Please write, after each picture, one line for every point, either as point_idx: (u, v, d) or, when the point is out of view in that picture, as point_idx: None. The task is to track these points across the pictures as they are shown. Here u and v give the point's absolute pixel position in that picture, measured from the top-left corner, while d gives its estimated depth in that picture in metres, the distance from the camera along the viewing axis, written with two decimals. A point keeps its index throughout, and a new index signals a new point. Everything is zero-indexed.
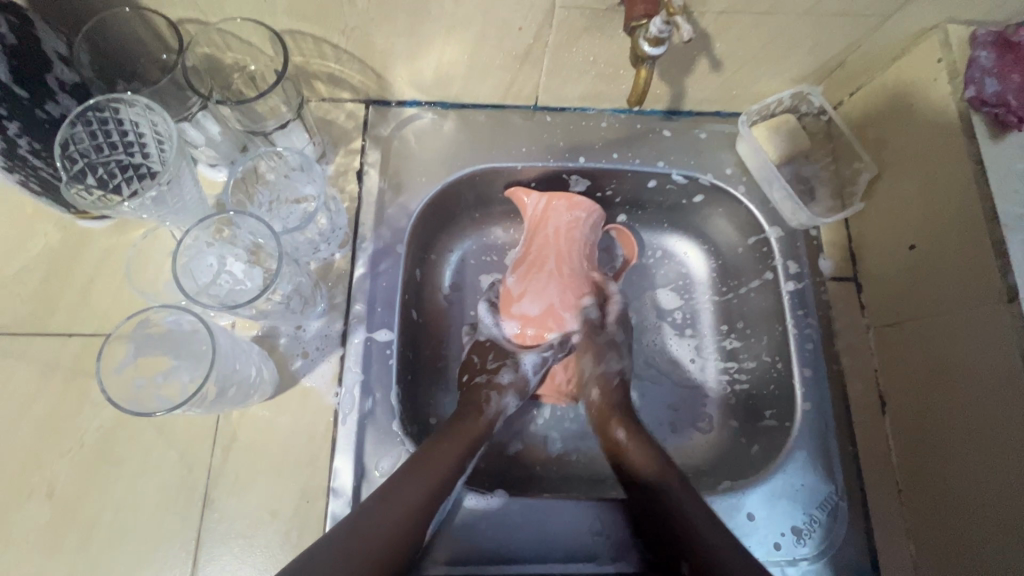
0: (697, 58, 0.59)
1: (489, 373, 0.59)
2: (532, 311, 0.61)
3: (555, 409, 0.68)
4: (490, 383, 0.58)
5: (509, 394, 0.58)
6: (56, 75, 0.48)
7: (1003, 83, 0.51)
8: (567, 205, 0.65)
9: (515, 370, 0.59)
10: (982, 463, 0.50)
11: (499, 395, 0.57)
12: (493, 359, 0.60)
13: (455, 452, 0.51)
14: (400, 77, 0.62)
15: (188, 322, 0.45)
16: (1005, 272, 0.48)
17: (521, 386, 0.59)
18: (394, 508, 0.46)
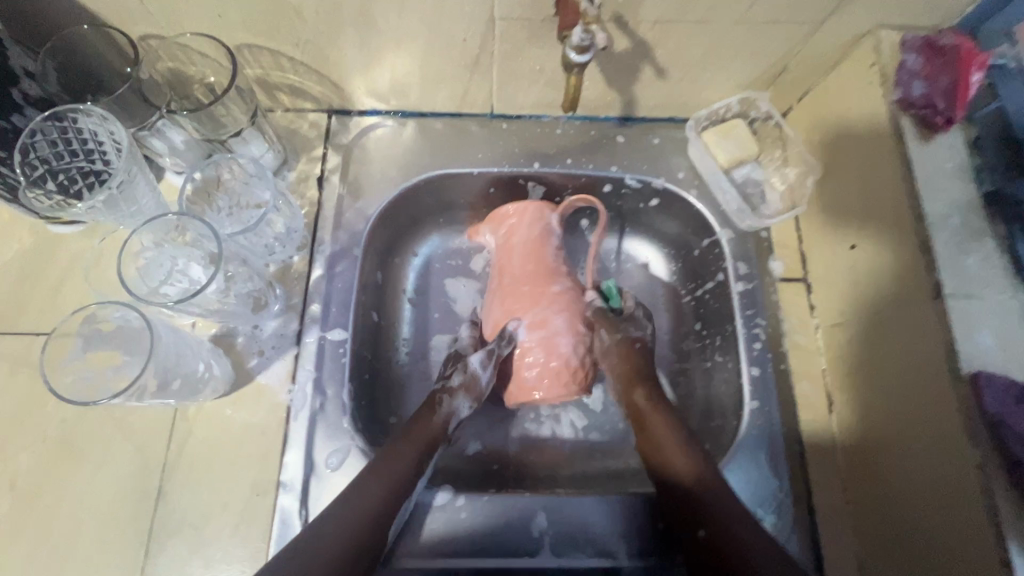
0: (640, 67, 0.61)
1: (443, 380, 0.60)
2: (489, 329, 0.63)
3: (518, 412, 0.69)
4: (442, 387, 0.59)
5: (460, 396, 0.58)
6: (22, 89, 0.53)
7: (931, 85, 0.53)
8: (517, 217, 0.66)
9: (465, 371, 0.59)
10: (912, 459, 0.50)
11: (450, 397, 0.58)
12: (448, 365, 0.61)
13: (414, 459, 0.53)
14: (358, 88, 0.65)
15: (133, 319, 0.48)
16: (931, 269, 0.49)
17: (473, 386, 0.58)
18: (342, 516, 0.47)
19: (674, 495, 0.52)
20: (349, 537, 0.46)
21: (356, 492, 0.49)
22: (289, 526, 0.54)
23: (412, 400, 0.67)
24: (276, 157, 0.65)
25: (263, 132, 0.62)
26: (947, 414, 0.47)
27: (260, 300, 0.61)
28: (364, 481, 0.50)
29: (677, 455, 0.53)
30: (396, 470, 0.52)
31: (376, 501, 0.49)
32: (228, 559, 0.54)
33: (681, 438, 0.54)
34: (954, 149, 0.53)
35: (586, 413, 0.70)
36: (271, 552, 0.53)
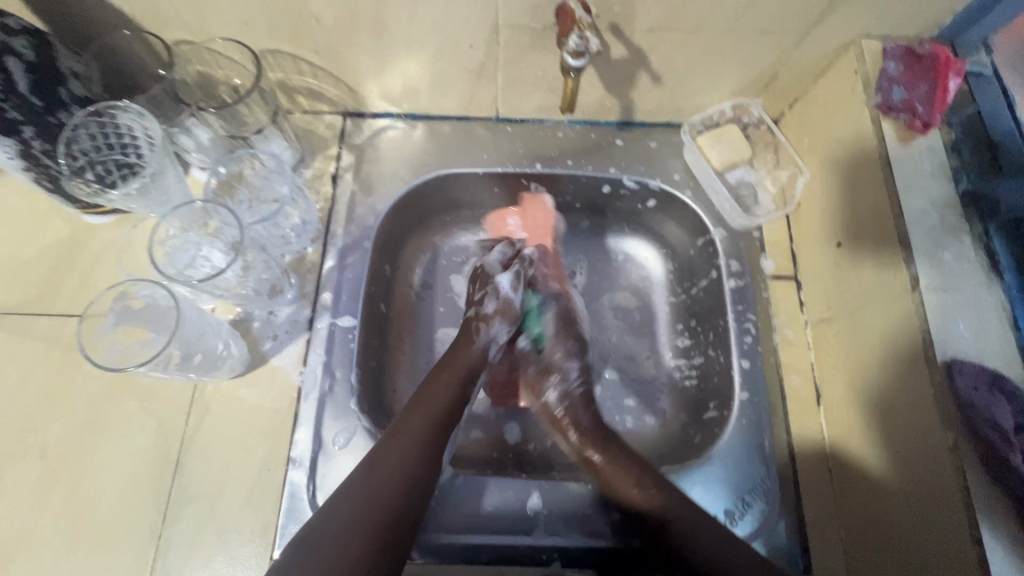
0: (637, 73, 0.65)
1: (477, 307, 0.65)
2: None
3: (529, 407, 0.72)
4: (478, 316, 0.64)
5: (495, 322, 0.64)
6: (69, 90, 0.56)
7: (911, 91, 0.56)
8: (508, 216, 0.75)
9: (497, 297, 0.65)
10: (895, 447, 0.52)
11: (487, 325, 0.64)
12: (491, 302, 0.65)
13: (432, 413, 0.56)
14: (372, 91, 0.69)
15: (161, 297, 0.52)
16: (910, 263, 0.52)
17: (507, 310, 0.65)
18: (368, 481, 0.50)
19: (644, 519, 0.55)
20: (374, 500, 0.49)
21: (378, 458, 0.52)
22: (298, 499, 0.57)
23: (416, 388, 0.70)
24: (294, 155, 0.70)
25: (282, 131, 0.67)
26: (928, 400, 0.49)
27: (276, 287, 0.64)
28: (382, 444, 0.53)
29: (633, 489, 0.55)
30: (413, 435, 0.54)
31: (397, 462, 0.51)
32: (240, 529, 0.57)
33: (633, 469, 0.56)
34: (933, 150, 0.55)
35: None
36: (280, 523, 0.57)
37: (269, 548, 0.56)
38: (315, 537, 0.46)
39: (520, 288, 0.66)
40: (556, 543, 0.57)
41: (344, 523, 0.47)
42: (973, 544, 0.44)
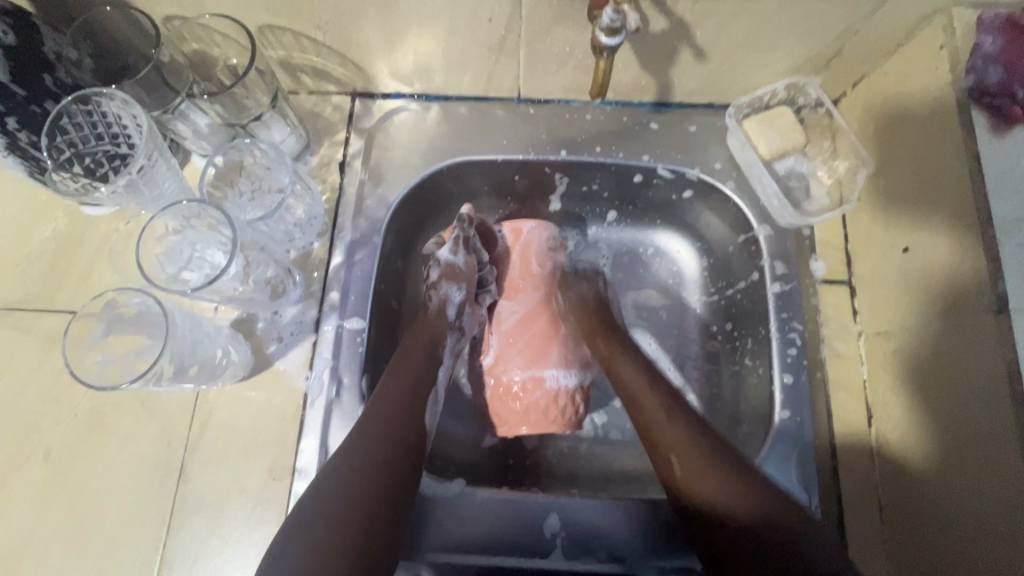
0: (679, 48, 0.57)
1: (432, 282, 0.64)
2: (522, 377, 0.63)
3: None
4: (432, 285, 0.64)
5: (448, 288, 0.63)
6: (58, 78, 0.52)
7: (1010, 71, 0.46)
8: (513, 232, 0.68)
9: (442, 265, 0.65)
10: (968, 482, 0.46)
11: (437, 289, 0.63)
12: (444, 279, 0.63)
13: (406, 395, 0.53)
14: (381, 70, 0.63)
15: (152, 305, 0.48)
16: (997, 279, 0.45)
17: (455, 274, 0.64)
18: (350, 465, 0.47)
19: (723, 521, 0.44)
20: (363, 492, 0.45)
21: (357, 441, 0.48)
22: None
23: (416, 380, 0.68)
24: (298, 142, 0.65)
25: (284, 116, 0.61)
26: (1007, 443, 0.43)
27: (278, 288, 0.60)
28: (367, 415, 0.51)
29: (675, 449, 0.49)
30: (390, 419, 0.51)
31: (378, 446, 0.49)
32: (245, 539, 0.55)
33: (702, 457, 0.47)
34: None
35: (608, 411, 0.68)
36: None
37: None
38: (311, 506, 0.44)
39: (462, 250, 0.64)
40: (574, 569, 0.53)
41: (341, 495, 0.45)
42: None
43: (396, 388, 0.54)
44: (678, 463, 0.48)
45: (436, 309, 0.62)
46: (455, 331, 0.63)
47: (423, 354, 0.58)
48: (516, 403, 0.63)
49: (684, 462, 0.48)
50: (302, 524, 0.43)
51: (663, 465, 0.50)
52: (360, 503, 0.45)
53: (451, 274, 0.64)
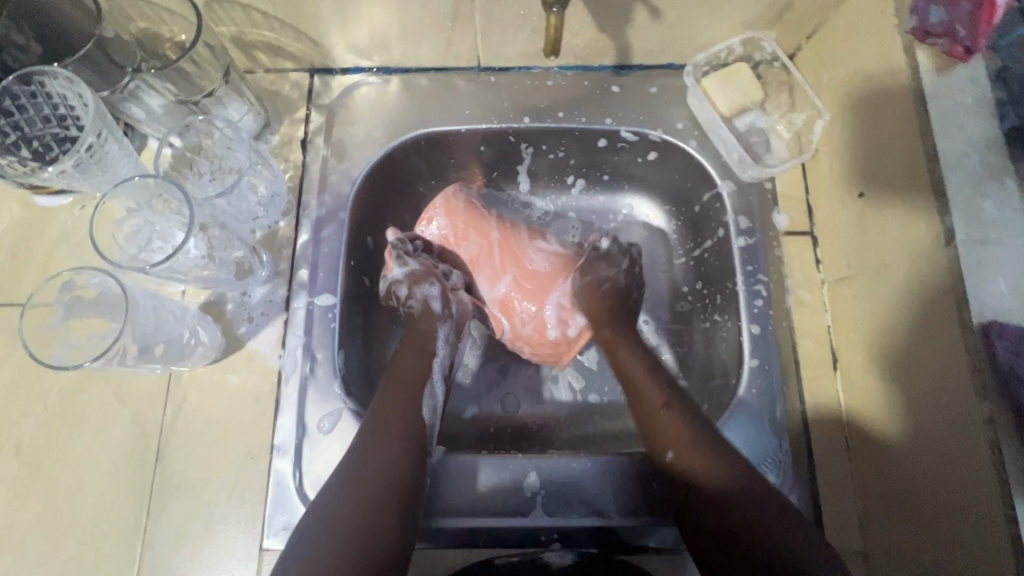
0: (632, 6, 0.57)
1: (405, 297, 0.62)
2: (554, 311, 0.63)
3: (543, 377, 0.69)
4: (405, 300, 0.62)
5: (421, 289, 0.61)
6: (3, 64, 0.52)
7: (952, 11, 0.47)
8: (440, 212, 0.66)
9: (405, 276, 0.62)
10: (925, 411, 0.48)
11: (412, 296, 0.62)
12: (409, 286, 0.62)
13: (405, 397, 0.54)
14: (337, 43, 0.62)
15: (109, 284, 0.48)
16: (944, 214, 0.46)
17: (424, 271, 0.63)
18: (353, 470, 0.48)
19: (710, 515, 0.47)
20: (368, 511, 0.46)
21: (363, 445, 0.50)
22: (284, 488, 0.55)
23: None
24: (257, 120, 0.64)
25: (241, 95, 0.61)
26: (958, 368, 0.44)
27: (245, 267, 0.60)
28: (371, 422, 0.52)
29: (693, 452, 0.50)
30: (397, 428, 0.52)
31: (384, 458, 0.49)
32: (226, 519, 0.55)
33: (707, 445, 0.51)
34: (975, 80, 0.48)
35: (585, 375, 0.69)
36: (267, 513, 0.54)
37: (259, 538, 0.54)
38: (325, 512, 0.46)
39: (409, 258, 0.63)
40: (556, 524, 0.55)
41: (351, 501, 0.46)
42: (1006, 521, 0.40)
43: (394, 394, 0.54)
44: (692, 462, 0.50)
45: (420, 310, 0.61)
46: (447, 320, 0.61)
47: (416, 353, 0.59)
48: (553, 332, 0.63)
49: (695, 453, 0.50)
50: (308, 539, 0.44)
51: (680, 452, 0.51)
52: (370, 511, 0.46)
53: (414, 279, 0.62)
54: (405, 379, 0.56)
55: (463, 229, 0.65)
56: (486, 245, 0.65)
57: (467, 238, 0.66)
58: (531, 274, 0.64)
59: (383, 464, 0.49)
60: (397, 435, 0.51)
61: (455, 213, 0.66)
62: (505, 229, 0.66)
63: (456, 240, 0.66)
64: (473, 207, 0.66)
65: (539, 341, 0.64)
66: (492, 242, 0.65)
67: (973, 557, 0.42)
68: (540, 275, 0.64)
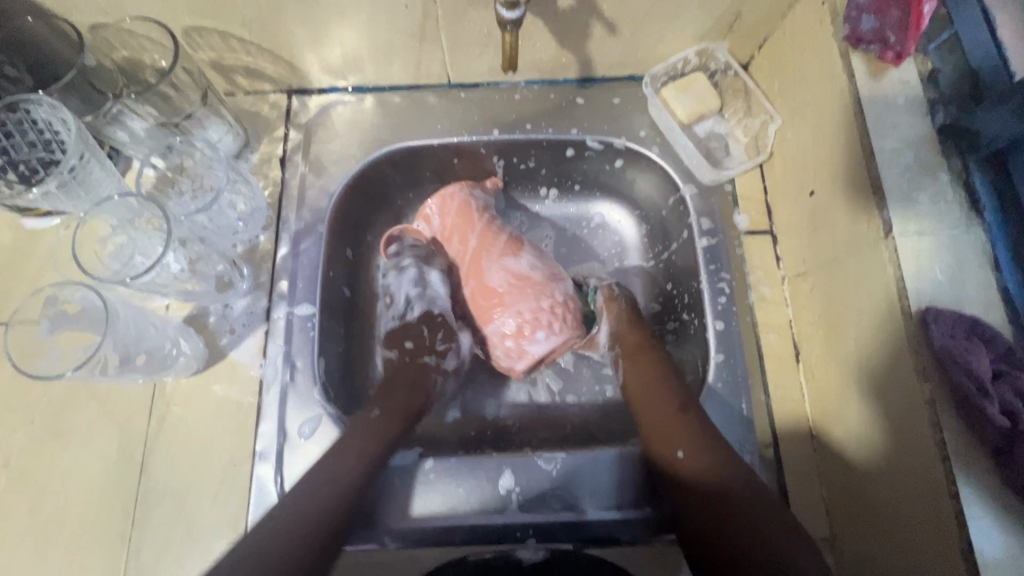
0: (589, 23, 0.60)
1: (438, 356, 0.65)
2: (499, 329, 0.63)
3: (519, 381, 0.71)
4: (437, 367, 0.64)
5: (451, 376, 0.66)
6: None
7: (881, 18, 0.50)
8: (438, 207, 0.69)
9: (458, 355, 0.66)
10: (873, 396, 0.50)
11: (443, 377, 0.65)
12: (442, 341, 0.66)
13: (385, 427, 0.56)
14: (312, 65, 0.65)
15: (90, 297, 0.50)
16: (882, 207, 0.48)
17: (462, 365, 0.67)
18: (317, 478, 0.50)
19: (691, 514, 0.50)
20: (317, 530, 0.46)
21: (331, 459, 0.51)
22: (266, 494, 0.57)
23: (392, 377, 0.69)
24: (236, 140, 0.66)
25: (221, 116, 0.64)
26: (900, 353, 0.46)
27: (226, 280, 0.62)
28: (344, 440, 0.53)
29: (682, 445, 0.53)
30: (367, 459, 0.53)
31: (348, 472, 0.51)
32: (209, 526, 0.56)
33: (676, 411, 0.55)
34: (906, 83, 0.51)
35: (562, 377, 0.71)
36: (250, 518, 0.56)
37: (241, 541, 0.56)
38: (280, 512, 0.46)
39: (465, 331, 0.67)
40: (531, 520, 0.57)
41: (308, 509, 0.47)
42: (949, 497, 0.41)
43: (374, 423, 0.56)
44: (687, 454, 0.52)
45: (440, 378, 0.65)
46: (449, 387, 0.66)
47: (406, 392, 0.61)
48: (501, 349, 0.64)
49: (699, 447, 0.52)
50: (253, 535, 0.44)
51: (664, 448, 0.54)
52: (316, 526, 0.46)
53: (448, 334, 0.66)
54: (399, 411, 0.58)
55: (450, 231, 0.68)
56: (463, 251, 0.67)
57: (452, 240, 0.68)
58: (488, 289, 0.64)
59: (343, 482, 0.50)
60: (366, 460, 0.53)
61: (450, 216, 0.68)
62: (482, 238, 0.66)
63: (445, 243, 0.70)
64: (468, 208, 0.68)
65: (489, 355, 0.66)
66: (471, 250, 0.67)
67: (922, 539, 0.44)
68: (493, 293, 0.64)
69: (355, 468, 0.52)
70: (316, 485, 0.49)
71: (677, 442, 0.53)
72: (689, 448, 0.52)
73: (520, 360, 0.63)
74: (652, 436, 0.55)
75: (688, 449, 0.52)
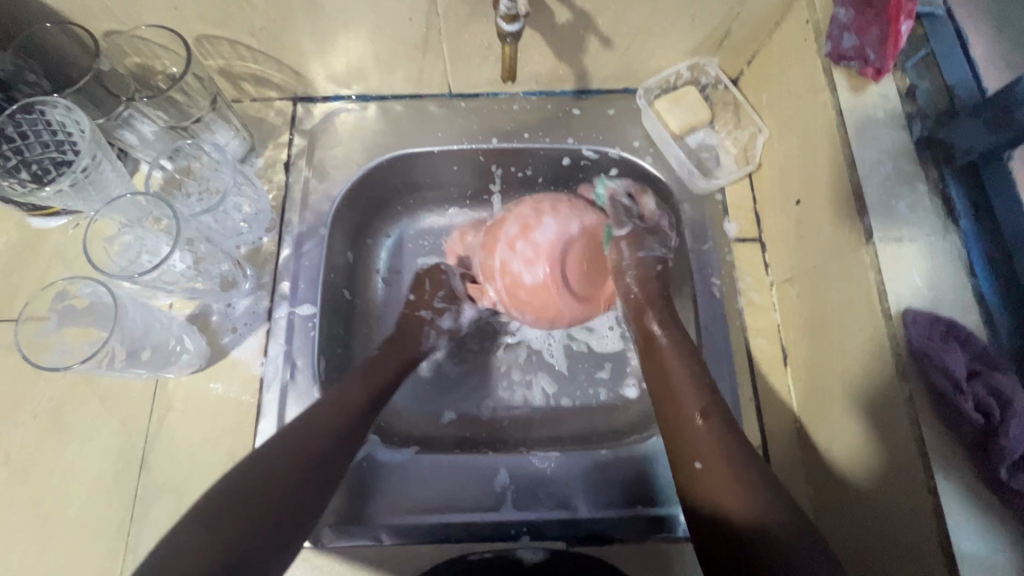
0: (585, 37, 0.63)
1: (433, 312, 0.70)
2: (510, 231, 0.66)
3: (516, 383, 0.73)
4: (430, 321, 0.69)
5: (442, 334, 0.70)
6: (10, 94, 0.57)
7: (862, 37, 0.53)
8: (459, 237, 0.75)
9: (455, 317, 0.71)
10: (853, 397, 0.51)
11: (433, 332, 0.69)
12: (441, 299, 0.71)
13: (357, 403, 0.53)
14: (317, 73, 0.67)
15: (98, 293, 0.51)
16: (864, 215, 0.51)
17: (455, 330, 0.72)
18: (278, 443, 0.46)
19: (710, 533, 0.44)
20: (313, 460, 0.46)
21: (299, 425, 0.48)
22: None
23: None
24: (243, 144, 0.68)
25: (227, 121, 0.66)
26: (880, 353, 0.48)
27: (230, 280, 0.64)
28: (315, 409, 0.50)
29: (703, 456, 0.47)
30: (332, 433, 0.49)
31: (319, 430, 0.49)
32: None
33: (696, 414, 0.50)
34: (886, 97, 0.53)
35: (557, 380, 0.73)
36: None
37: None
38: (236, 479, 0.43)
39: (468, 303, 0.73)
40: (523, 518, 0.57)
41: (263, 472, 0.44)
42: (928, 492, 0.43)
43: (351, 396, 0.53)
44: (702, 462, 0.47)
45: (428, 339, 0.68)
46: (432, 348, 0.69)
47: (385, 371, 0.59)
48: (517, 265, 0.66)
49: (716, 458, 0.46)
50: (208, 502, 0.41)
51: (685, 454, 0.49)
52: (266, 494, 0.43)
53: (449, 296, 0.72)
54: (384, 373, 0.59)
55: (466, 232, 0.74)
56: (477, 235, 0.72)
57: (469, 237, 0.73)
58: (495, 224, 0.70)
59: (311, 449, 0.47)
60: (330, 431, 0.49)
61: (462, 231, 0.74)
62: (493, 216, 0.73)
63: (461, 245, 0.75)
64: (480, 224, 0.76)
65: (511, 288, 0.66)
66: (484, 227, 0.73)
67: (903, 535, 0.45)
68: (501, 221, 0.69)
69: (322, 437, 0.48)
70: (303, 425, 0.48)
71: (733, 488, 0.44)
72: (743, 495, 0.43)
73: (537, 261, 0.65)
74: (698, 480, 0.46)
75: (704, 456, 0.47)
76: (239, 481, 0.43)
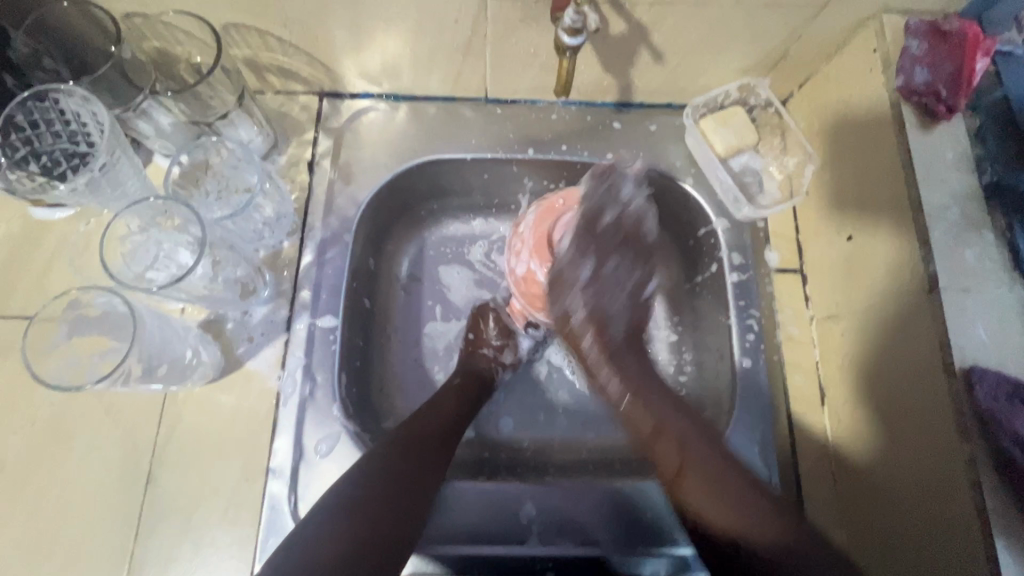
0: (636, 50, 0.59)
1: (496, 350, 0.66)
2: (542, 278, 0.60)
3: (538, 404, 0.70)
4: (496, 359, 0.66)
5: (508, 370, 0.67)
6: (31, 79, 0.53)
7: (934, 72, 0.51)
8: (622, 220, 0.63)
9: (515, 351, 0.67)
10: (909, 450, 0.50)
11: (502, 369, 0.66)
12: (498, 336, 0.67)
13: (435, 439, 0.54)
14: (348, 69, 0.63)
15: (113, 302, 0.48)
16: (928, 261, 0.48)
17: (517, 363, 0.68)
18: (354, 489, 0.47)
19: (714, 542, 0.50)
20: (393, 514, 0.47)
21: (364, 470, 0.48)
22: (279, 511, 0.54)
23: (412, 398, 0.67)
24: (265, 141, 0.64)
25: (250, 115, 0.62)
26: (941, 409, 0.46)
27: (248, 286, 0.61)
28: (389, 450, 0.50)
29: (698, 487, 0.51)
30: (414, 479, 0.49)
31: (394, 473, 0.49)
32: (217, 543, 0.54)
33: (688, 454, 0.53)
34: (954, 137, 0.51)
35: (577, 402, 0.70)
36: (261, 538, 0.54)
37: (250, 563, 0.54)
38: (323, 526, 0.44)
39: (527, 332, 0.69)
40: (550, 553, 0.56)
41: (346, 512, 0.45)
42: (986, 559, 0.42)
43: (427, 431, 0.54)
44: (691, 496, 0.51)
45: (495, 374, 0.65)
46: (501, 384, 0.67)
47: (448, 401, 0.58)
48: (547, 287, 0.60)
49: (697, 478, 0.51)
50: (299, 546, 0.43)
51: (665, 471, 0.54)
52: (355, 538, 0.44)
53: (504, 330, 0.67)
54: (453, 404, 0.59)
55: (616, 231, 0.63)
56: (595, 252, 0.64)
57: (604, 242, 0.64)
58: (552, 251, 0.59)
59: (386, 495, 0.47)
60: (414, 473, 0.50)
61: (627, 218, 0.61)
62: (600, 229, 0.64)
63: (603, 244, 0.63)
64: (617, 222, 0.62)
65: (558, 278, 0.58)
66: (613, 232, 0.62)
67: None
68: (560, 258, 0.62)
69: (387, 483, 0.48)
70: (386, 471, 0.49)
71: (732, 490, 0.50)
72: (732, 507, 0.49)
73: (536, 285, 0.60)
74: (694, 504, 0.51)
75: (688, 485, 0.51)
76: (299, 541, 0.44)
